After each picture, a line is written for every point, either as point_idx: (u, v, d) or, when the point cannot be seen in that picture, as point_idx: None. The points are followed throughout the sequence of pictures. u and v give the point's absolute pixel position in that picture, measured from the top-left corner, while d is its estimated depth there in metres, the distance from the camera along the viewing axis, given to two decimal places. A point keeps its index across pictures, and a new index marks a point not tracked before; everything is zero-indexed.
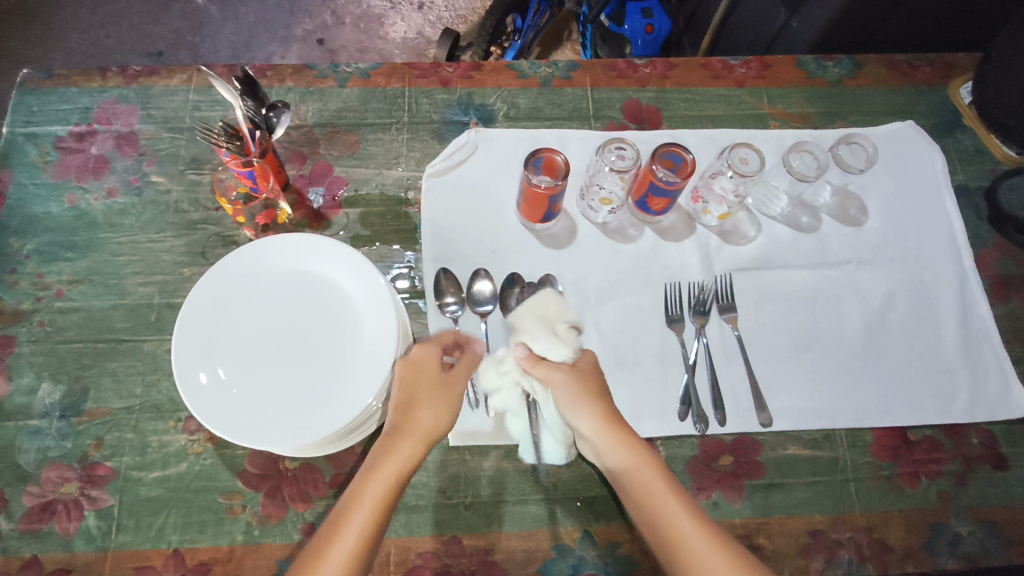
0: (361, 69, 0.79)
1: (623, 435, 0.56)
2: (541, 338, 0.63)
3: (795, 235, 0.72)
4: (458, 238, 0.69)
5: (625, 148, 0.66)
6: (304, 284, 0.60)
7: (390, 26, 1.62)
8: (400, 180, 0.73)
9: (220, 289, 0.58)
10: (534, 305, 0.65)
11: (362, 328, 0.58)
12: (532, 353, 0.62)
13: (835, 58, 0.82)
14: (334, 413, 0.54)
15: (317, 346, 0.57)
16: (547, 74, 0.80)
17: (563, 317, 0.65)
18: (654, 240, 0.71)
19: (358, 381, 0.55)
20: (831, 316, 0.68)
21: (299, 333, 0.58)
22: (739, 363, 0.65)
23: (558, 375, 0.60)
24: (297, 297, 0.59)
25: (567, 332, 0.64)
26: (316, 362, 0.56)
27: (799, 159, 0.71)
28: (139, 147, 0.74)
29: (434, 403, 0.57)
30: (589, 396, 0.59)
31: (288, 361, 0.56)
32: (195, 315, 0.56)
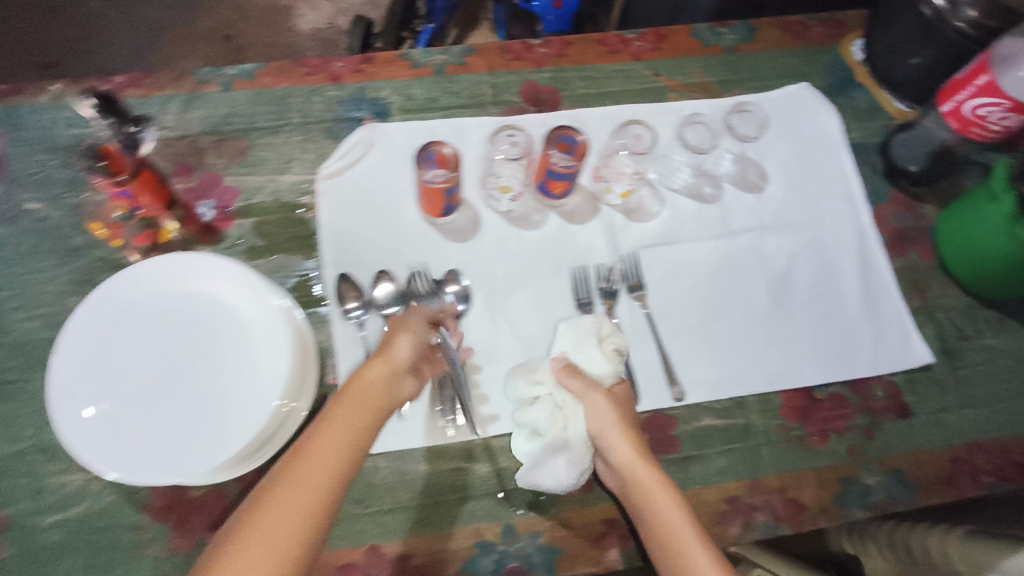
0: (245, 71, 0.75)
1: (651, 470, 0.52)
2: (585, 355, 0.59)
3: (698, 207, 0.72)
4: (358, 240, 0.67)
5: (516, 134, 0.72)
6: (183, 305, 0.56)
7: (300, 18, 1.56)
8: (295, 185, 0.70)
9: (96, 318, 0.54)
10: (584, 322, 0.61)
11: (249, 346, 0.56)
12: (569, 365, 0.59)
13: (729, 24, 0.82)
14: (229, 438, 0.53)
15: (206, 370, 0.55)
16: (440, 61, 0.78)
17: (613, 338, 0.61)
18: (559, 224, 0.70)
19: (253, 404, 0.54)
20: (737, 285, 0.69)
21: (184, 357, 0.55)
22: (650, 341, 0.66)
23: (595, 395, 0.56)
24: (178, 320, 0.56)
25: (611, 354, 0.60)
26: (206, 387, 0.54)
27: (693, 130, 0.74)
28: (11, 173, 0.69)
29: (402, 333, 0.55)
30: (621, 424, 0.55)
31: (176, 388, 0.54)
32: (73, 349, 0.53)
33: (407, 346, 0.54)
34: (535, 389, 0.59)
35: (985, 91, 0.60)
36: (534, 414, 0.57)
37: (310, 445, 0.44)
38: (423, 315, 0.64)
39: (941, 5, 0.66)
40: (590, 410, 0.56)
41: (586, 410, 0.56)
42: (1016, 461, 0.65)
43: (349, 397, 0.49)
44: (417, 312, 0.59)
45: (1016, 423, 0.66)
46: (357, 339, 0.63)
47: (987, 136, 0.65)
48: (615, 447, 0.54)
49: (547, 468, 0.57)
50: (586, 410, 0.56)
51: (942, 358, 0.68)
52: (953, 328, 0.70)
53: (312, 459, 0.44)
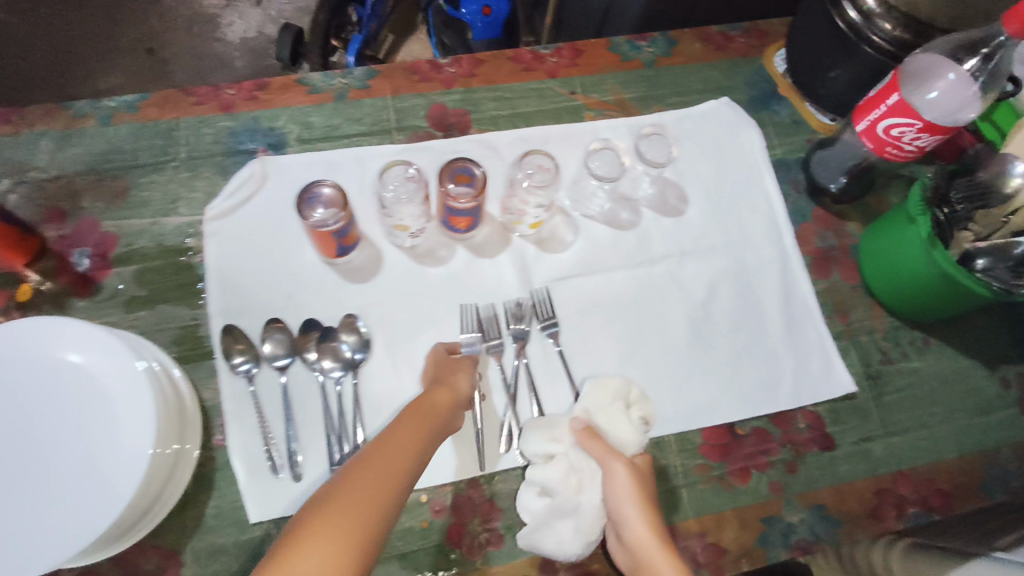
0: (126, 102, 0.70)
1: (669, 556, 0.48)
2: (609, 419, 0.57)
3: (615, 233, 0.69)
4: (249, 286, 0.63)
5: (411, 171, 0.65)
6: (38, 379, 0.51)
7: (228, 27, 1.49)
8: (180, 227, 0.65)
9: None
10: (610, 384, 0.59)
11: (111, 411, 0.51)
12: (590, 427, 0.56)
13: (648, 37, 0.78)
14: (88, 517, 0.47)
15: (66, 445, 0.50)
16: (342, 85, 0.73)
17: (640, 405, 0.59)
18: (467, 259, 0.66)
19: (115, 475, 0.49)
20: (656, 316, 0.66)
21: (41, 435, 0.50)
22: (563, 383, 0.62)
23: (616, 464, 0.52)
24: (34, 395, 0.51)
25: (636, 422, 0.57)
26: (65, 463, 0.49)
27: (598, 159, 0.68)
28: None
29: (461, 371, 0.56)
30: (644, 502, 0.51)
31: (33, 469, 0.49)
32: None
33: (466, 380, 0.56)
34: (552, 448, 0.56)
35: (897, 111, 0.57)
36: (546, 474, 0.55)
37: (385, 442, 0.44)
38: (318, 366, 0.60)
39: (856, 19, 0.63)
40: (609, 478, 0.52)
41: (604, 476, 0.53)
42: (942, 490, 0.63)
43: (416, 409, 0.49)
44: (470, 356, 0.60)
45: (943, 449, 0.64)
46: (247, 394, 0.59)
47: (902, 156, 0.62)
48: (629, 522, 0.50)
49: (551, 530, 0.55)
50: (606, 478, 0.53)
51: (865, 385, 0.66)
52: (877, 351, 0.68)
53: (388, 451, 0.44)
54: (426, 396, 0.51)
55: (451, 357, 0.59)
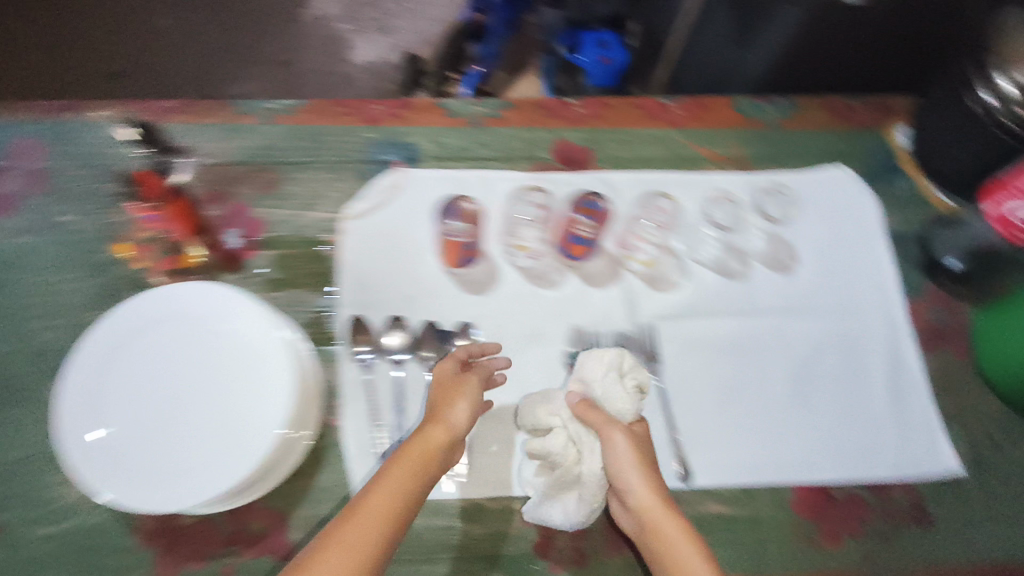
0: (283, 106, 0.77)
1: (670, 517, 0.53)
2: (604, 388, 0.59)
3: (723, 282, 0.70)
4: (377, 283, 0.68)
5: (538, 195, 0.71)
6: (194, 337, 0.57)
7: (356, 50, 1.62)
8: (318, 222, 0.71)
9: (113, 341, 0.56)
10: (605, 355, 0.61)
11: (252, 378, 0.56)
12: (586, 400, 0.59)
13: (771, 100, 0.81)
14: (225, 468, 0.52)
15: (211, 401, 0.55)
16: (476, 113, 0.78)
17: (635, 373, 0.60)
18: (579, 286, 0.69)
19: (251, 436, 0.53)
20: (757, 367, 0.67)
21: (191, 388, 0.55)
22: (659, 418, 0.64)
23: (615, 434, 0.56)
24: (188, 350, 0.57)
25: (632, 392, 0.59)
26: (209, 417, 0.54)
27: (720, 209, 0.73)
28: (51, 185, 0.71)
29: (462, 399, 0.56)
30: (643, 466, 0.55)
31: (181, 417, 0.54)
32: (87, 370, 0.55)
33: (465, 411, 0.56)
34: (553, 418, 0.60)
35: None
36: (545, 446, 0.58)
37: (359, 505, 0.48)
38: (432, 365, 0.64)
39: (993, 103, 0.63)
40: (607, 448, 0.56)
41: (603, 446, 0.56)
42: None
43: (407, 454, 0.52)
44: (477, 373, 0.60)
45: None
46: (363, 382, 0.63)
47: None
48: (632, 488, 0.54)
49: (556, 503, 0.58)
50: (604, 448, 0.56)
51: (969, 468, 0.64)
52: (984, 436, 0.66)
53: (361, 517, 0.47)
54: (422, 435, 0.53)
55: (454, 376, 0.58)
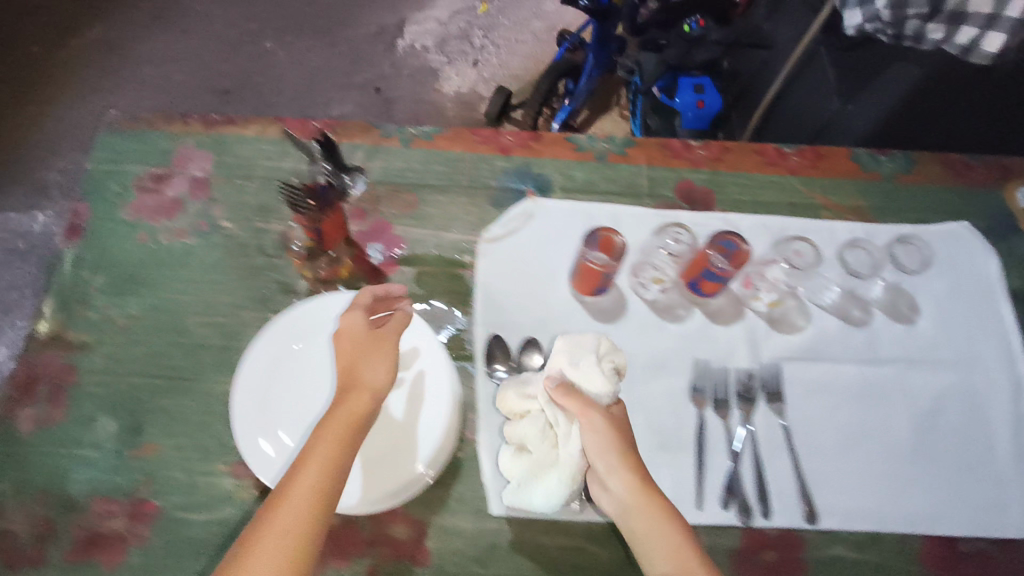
0: (424, 132, 0.82)
1: (652, 497, 0.55)
2: (581, 372, 0.58)
3: (845, 329, 0.72)
4: (509, 305, 0.71)
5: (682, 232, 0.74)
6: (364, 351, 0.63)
7: (446, 80, 1.69)
8: (454, 243, 0.75)
9: (276, 354, 0.62)
10: (585, 342, 0.60)
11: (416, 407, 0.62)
12: (564, 384, 0.58)
13: (889, 153, 0.83)
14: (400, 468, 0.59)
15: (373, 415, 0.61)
16: (602, 148, 0.82)
17: (613, 356, 0.60)
18: (703, 322, 0.71)
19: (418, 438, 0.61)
20: (880, 415, 0.68)
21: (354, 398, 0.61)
22: (784, 456, 0.65)
23: (593, 416, 0.56)
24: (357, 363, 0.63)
25: (610, 373, 0.58)
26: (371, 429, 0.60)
27: (853, 255, 0.75)
28: (210, 192, 0.76)
29: (377, 359, 0.56)
30: (620, 449, 0.56)
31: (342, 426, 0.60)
32: (258, 382, 0.60)
33: (380, 371, 0.56)
34: (528, 401, 0.61)
35: None
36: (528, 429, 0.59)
37: (293, 486, 0.49)
38: None
39: None
40: (588, 432, 0.56)
41: (582, 431, 0.56)
42: None
43: (327, 427, 0.52)
44: (396, 322, 0.59)
45: None
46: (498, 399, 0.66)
47: None
48: (615, 472, 0.55)
49: (536, 487, 0.59)
50: (584, 432, 0.56)
51: None
52: None
53: (292, 502, 0.48)
54: (345, 403, 0.54)
55: (367, 332, 0.58)
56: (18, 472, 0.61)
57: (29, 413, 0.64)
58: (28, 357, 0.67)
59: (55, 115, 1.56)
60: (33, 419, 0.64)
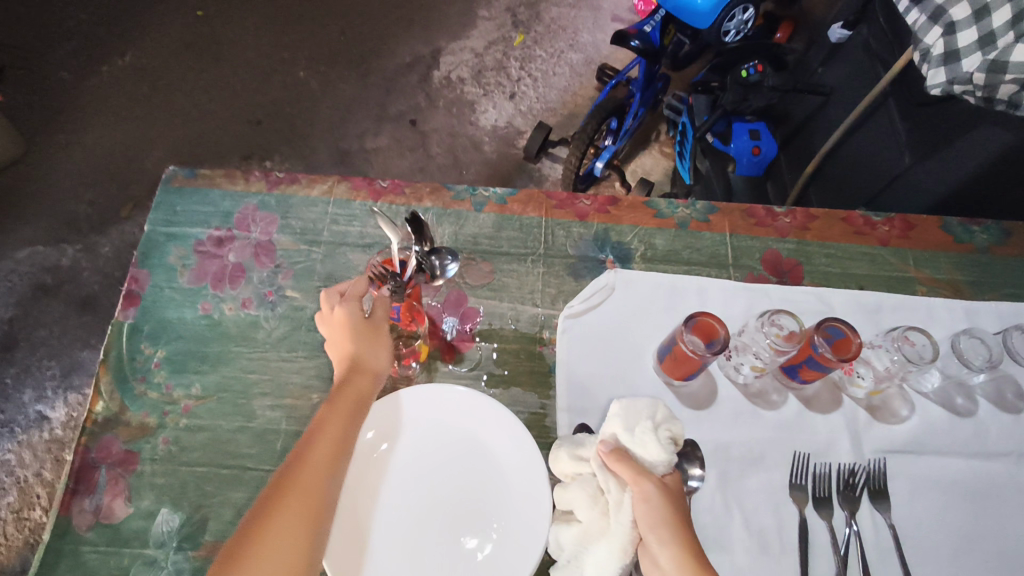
0: (497, 194, 0.79)
1: None
2: (635, 440, 0.54)
3: (950, 418, 0.68)
4: (593, 386, 0.66)
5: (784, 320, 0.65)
6: (479, 470, 0.59)
7: (482, 113, 1.65)
8: (534, 317, 0.71)
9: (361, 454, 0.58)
10: (639, 406, 0.56)
11: (509, 513, 0.56)
12: (618, 450, 0.55)
13: (982, 223, 0.79)
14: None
15: (445, 539, 0.55)
16: (684, 215, 0.79)
17: (669, 424, 0.56)
18: (798, 409, 0.67)
19: (513, 545, 0.54)
20: (993, 516, 0.63)
21: (447, 507, 0.57)
22: (895, 563, 0.60)
23: (647, 484, 0.53)
24: (461, 468, 0.59)
25: (667, 443, 0.54)
26: (435, 552, 0.55)
27: (968, 343, 0.66)
28: (276, 258, 0.73)
29: (378, 344, 0.60)
30: (672, 524, 0.52)
31: (407, 535, 0.55)
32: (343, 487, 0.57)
33: (380, 354, 0.60)
34: (579, 463, 0.57)
35: None
36: (576, 492, 0.55)
37: (308, 459, 0.52)
38: None
39: None
40: (639, 502, 0.52)
41: (635, 498, 0.52)
42: None
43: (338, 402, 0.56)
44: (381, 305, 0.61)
45: None
46: None
47: None
48: (662, 545, 0.51)
49: (582, 558, 0.53)
50: (635, 502, 0.52)
51: None
52: None
53: (309, 469, 0.52)
54: (348, 386, 0.57)
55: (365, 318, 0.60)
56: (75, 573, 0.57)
57: (87, 505, 0.60)
58: (85, 442, 0.62)
59: (85, 145, 1.53)
60: (91, 513, 0.59)
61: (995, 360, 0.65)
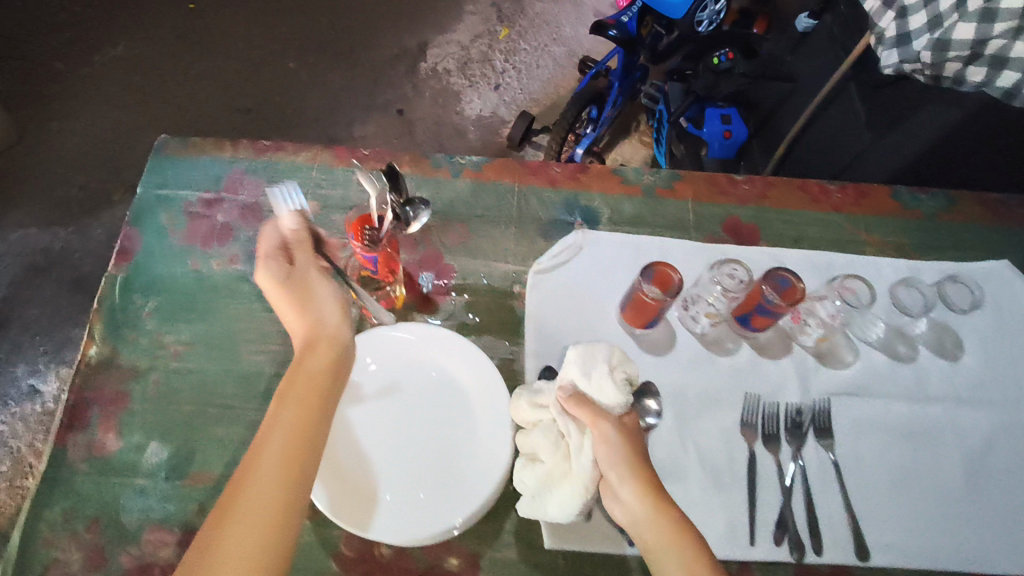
0: (473, 162, 0.83)
1: (662, 511, 0.52)
2: (593, 384, 0.59)
3: (893, 364, 0.73)
4: (560, 335, 0.71)
5: (738, 270, 0.71)
6: (447, 401, 0.64)
7: (467, 103, 1.70)
8: (506, 274, 0.75)
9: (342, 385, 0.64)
10: (596, 350, 0.60)
11: (475, 442, 0.62)
12: (578, 395, 0.59)
13: (929, 192, 0.84)
14: (458, 498, 0.59)
15: (416, 463, 0.61)
16: (650, 182, 0.83)
17: (624, 367, 0.60)
18: (751, 355, 0.72)
19: (477, 469, 0.60)
20: (931, 453, 0.68)
21: (417, 436, 0.62)
22: (836, 493, 0.65)
23: (604, 424, 0.56)
24: (432, 400, 0.64)
25: (622, 383, 0.59)
26: (406, 474, 0.60)
27: (906, 293, 0.75)
28: (263, 219, 0.77)
29: (324, 302, 0.58)
30: (630, 460, 0.55)
31: (380, 460, 0.60)
32: None
33: (330, 309, 0.58)
34: (538, 411, 0.60)
35: None
36: (540, 439, 0.59)
37: (267, 447, 0.49)
38: None
39: None
40: (599, 443, 0.56)
41: (595, 440, 0.56)
42: None
43: (298, 386, 0.52)
44: (306, 258, 0.60)
45: None
46: None
47: None
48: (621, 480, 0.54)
49: (548, 497, 0.58)
50: (595, 444, 0.56)
51: None
52: None
53: (268, 458, 0.48)
54: (308, 364, 0.54)
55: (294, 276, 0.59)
56: (68, 500, 0.61)
57: (81, 440, 0.64)
58: (79, 383, 0.67)
59: (79, 131, 1.57)
60: (85, 447, 0.64)
61: (930, 306, 0.74)
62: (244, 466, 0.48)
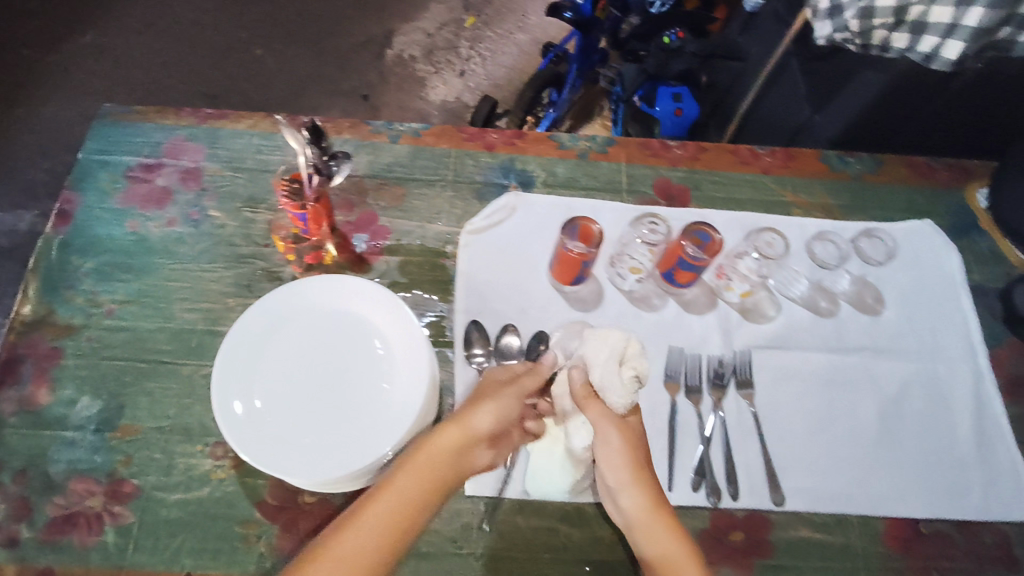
0: (412, 128, 0.84)
1: (657, 516, 0.55)
2: (603, 374, 0.58)
3: (815, 318, 0.75)
4: (489, 293, 0.73)
5: (658, 225, 0.77)
6: (364, 349, 0.65)
7: (432, 89, 1.72)
8: (440, 234, 0.77)
9: (265, 326, 0.64)
10: (610, 339, 0.60)
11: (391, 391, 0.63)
12: (589, 386, 0.59)
13: (857, 155, 0.87)
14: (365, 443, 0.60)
15: (320, 405, 0.61)
16: (585, 147, 0.85)
17: (635, 364, 0.60)
18: (677, 311, 0.74)
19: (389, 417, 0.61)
20: (847, 402, 0.70)
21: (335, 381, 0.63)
22: (754, 441, 0.67)
23: (608, 429, 0.58)
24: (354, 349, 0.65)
25: (629, 381, 0.59)
26: (318, 416, 0.61)
27: (821, 247, 0.79)
28: (202, 183, 0.79)
29: (489, 404, 0.57)
30: (631, 466, 0.57)
31: (294, 401, 0.61)
32: (240, 351, 0.63)
33: (486, 416, 0.56)
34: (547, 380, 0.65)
35: None
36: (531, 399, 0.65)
37: (384, 493, 0.50)
38: None
39: None
40: (601, 447, 0.58)
41: (598, 441, 0.58)
42: None
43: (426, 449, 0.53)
44: (519, 381, 0.60)
45: None
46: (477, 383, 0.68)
47: None
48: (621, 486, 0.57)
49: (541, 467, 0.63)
50: (598, 446, 0.58)
51: None
52: None
53: (382, 507, 0.49)
54: (449, 436, 0.54)
55: (501, 383, 0.60)
56: None
57: (12, 395, 0.65)
58: (13, 340, 0.68)
59: (44, 117, 1.57)
60: (16, 401, 0.64)
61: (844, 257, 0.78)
62: (359, 508, 0.49)
